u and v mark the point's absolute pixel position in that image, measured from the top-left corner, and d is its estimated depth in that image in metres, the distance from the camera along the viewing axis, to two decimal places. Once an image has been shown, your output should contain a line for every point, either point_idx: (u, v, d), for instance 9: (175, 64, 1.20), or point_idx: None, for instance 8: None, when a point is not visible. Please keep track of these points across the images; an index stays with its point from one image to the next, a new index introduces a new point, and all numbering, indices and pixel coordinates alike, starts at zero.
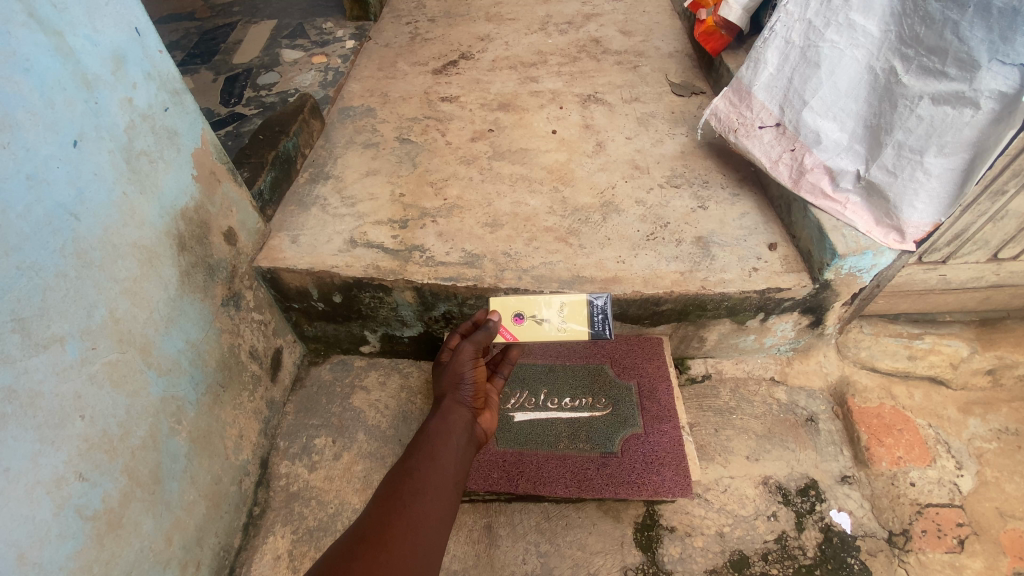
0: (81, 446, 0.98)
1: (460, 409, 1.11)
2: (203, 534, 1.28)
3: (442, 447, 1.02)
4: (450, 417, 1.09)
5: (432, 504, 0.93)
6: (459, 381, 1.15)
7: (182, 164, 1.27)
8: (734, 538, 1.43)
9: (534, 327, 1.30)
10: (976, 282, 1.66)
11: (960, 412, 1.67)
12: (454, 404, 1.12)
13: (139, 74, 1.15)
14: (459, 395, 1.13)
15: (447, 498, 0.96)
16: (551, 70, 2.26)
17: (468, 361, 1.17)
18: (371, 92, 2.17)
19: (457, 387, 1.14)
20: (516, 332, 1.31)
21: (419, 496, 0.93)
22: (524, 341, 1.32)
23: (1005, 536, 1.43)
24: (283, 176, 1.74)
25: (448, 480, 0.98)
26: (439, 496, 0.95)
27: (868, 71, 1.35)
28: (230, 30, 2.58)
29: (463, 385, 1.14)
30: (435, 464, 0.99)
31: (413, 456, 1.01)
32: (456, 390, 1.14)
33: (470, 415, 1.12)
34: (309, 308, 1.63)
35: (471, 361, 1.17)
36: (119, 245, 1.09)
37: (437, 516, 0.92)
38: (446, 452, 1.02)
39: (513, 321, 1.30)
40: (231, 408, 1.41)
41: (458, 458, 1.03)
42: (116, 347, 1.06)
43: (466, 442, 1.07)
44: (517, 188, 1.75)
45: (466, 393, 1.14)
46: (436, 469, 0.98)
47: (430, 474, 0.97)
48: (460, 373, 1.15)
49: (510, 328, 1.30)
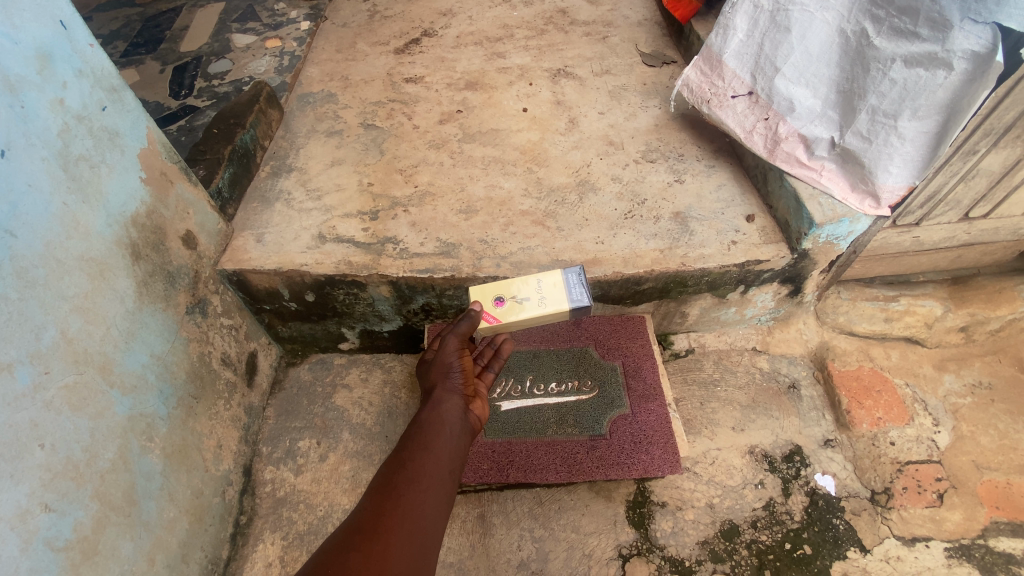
0: (44, 477, 0.93)
1: (451, 397, 1.08)
2: (187, 550, 1.24)
3: (435, 437, 0.99)
4: (442, 406, 1.06)
5: (428, 494, 0.90)
6: (447, 370, 1.13)
7: (128, 167, 1.19)
8: (723, 508, 1.46)
9: (516, 307, 1.25)
10: (949, 241, 1.68)
11: (936, 369, 1.72)
12: (444, 393, 1.09)
13: (69, 72, 1.06)
14: (448, 383, 1.11)
15: (442, 488, 0.93)
16: (517, 44, 2.18)
17: (455, 351, 1.16)
18: (330, 76, 2.06)
19: (446, 377, 1.12)
20: (499, 315, 1.24)
21: (414, 485, 0.90)
22: (510, 324, 1.24)
23: (981, 488, 1.48)
24: (242, 171, 1.65)
25: (442, 470, 0.95)
26: (435, 484, 0.92)
27: (839, 33, 1.32)
28: (175, 16, 2.42)
29: (452, 373, 1.13)
30: (429, 452, 0.96)
31: (406, 448, 0.97)
32: (446, 379, 1.12)
33: (462, 402, 1.09)
34: (281, 308, 1.57)
35: (457, 351, 1.16)
36: (64, 260, 1.02)
37: (433, 505, 0.89)
38: (441, 442, 0.99)
39: (493, 304, 1.25)
40: (207, 418, 1.36)
41: (453, 446, 1.00)
42: (72, 368, 1.00)
43: (459, 431, 1.04)
44: (490, 171, 1.70)
45: (456, 382, 1.11)
46: (430, 460, 0.95)
47: (425, 464, 0.94)
48: (447, 362, 1.14)
49: (491, 312, 1.24)
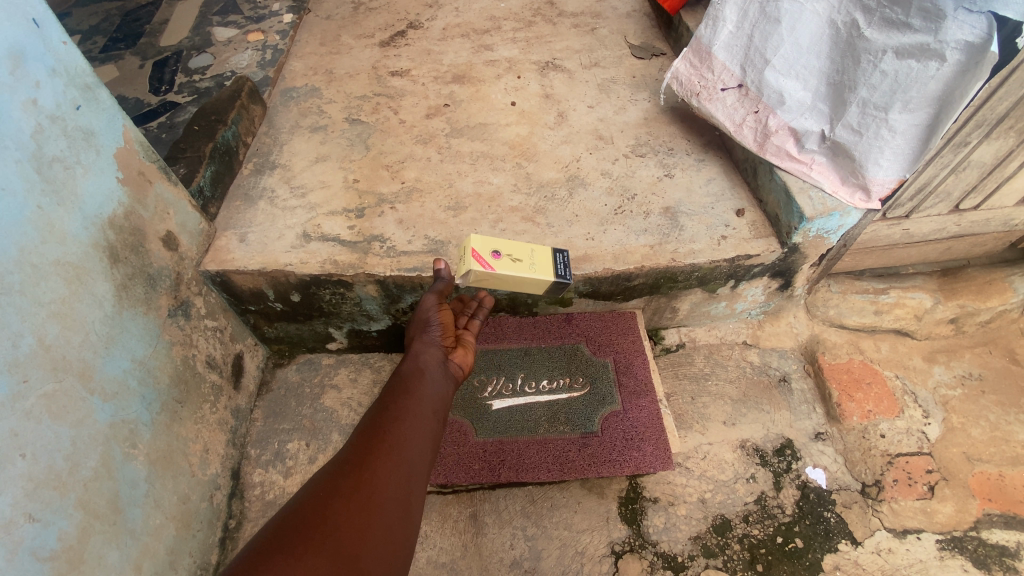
0: (26, 487, 0.90)
1: (430, 347, 1.13)
2: (176, 557, 1.22)
3: (417, 382, 1.03)
4: (422, 356, 1.10)
5: (413, 432, 0.93)
6: (427, 324, 1.18)
7: (104, 168, 1.15)
8: (715, 503, 1.46)
9: (510, 263, 1.24)
10: (939, 233, 1.68)
11: (925, 361, 1.73)
12: (424, 344, 1.14)
13: (42, 71, 1.02)
14: (428, 334, 1.16)
15: (426, 426, 0.96)
16: (505, 36, 2.15)
17: (433, 306, 1.20)
18: (314, 70, 2.02)
19: (426, 330, 1.17)
20: (494, 266, 1.22)
21: (397, 424, 0.93)
22: (501, 277, 1.22)
23: (972, 480, 1.50)
24: (224, 169, 1.61)
25: (425, 411, 0.98)
26: (418, 423, 0.95)
27: (829, 25, 1.30)
28: (154, 9, 2.36)
29: (430, 327, 1.17)
30: (411, 396, 0.99)
31: (390, 393, 1.01)
32: (425, 332, 1.17)
33: (442, 351, 1.14)
34: (266, 309, 1.54)
35: (436, 306, 1.20)
36: (39, 266, 0.99)
37: (418, 440, 0.92)
38: (422, 386, 1.03)
39: (492, 255, 1.22)
40: (193, 422, 1.34)
41: (434, 390, 1.04)
42: (51, 376, 0.98)
43: (440, 376, 1.08)
44: (478, 166, 1.68)
45: (435, 334, 1.16)
46: (413, 401, 0.98)
47: (408, 405, 0.97)
48: (426, 317, 1.19)
49: (489, 260, 1.21)
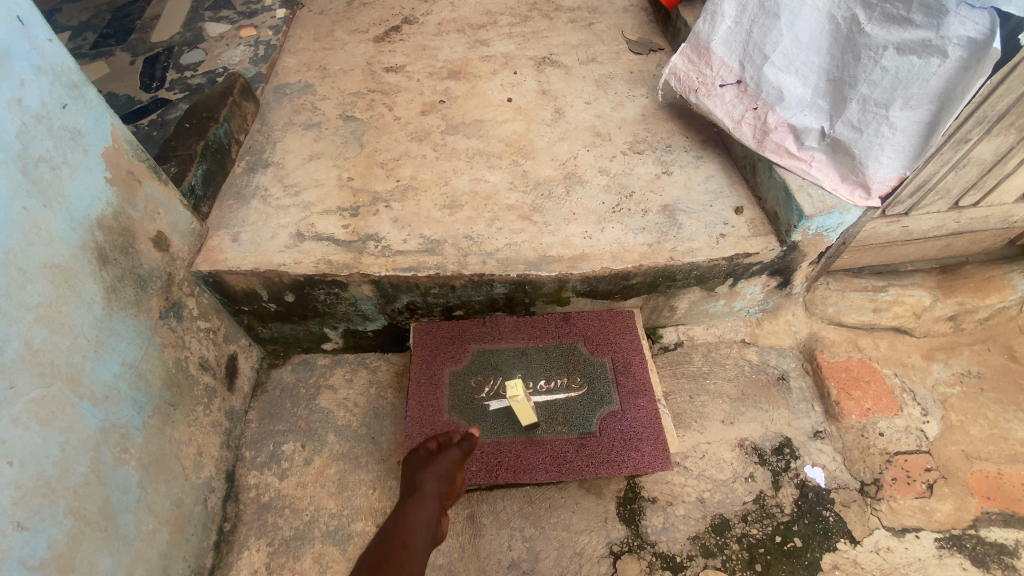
0: (14, 495, 0.89)
1: (431, 503, 0.95)
2: (169, 562, 1.21)
3: (413, 547, 0.86)
4: (422, 511, 0.93)
5: None
6: (436, 476, 1.01)
7: (92, 167, 1.13)
8: (714, 502, 1.45)
9: None
10: (938, 230, 1.67)
11: (924, 358, 1.72)
12: (426, 498, 0.96)
13: (27, 69, 1.00)
14: (434, 488, 0.98)
15: None
16: (501, 31, 2.12)
17: (449, 461, 1.05)
18: (308, 66, 1.99)
19: (433, 480, 1.00)
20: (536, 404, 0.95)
21: None
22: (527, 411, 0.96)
23: (971, 478, 1.49)
24: (217, 168, 1.59)
25: None
26: None
27: (829, 20, 1.29)
28: (145, 4, 2.32)
29: (439, 481, 1.00)
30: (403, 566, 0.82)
31: (380, 553, 0.83)
32: (431, 483, 0.99)
33: (440, 515, 0.96)
34: (260, 309, 1.52)
35: (451, 462, 1.05)
36: (26, 268, 0.97)
37: None
38: (415, 550, 0.86)
39: None
40: (186, 425, 1.32)
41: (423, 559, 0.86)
42: (39, 382, 0.96)
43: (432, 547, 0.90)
44: (474, 164, 1.66)
45: (441, 491, 0.99)
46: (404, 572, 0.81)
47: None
48: (437, 469, 1.03)
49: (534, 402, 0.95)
